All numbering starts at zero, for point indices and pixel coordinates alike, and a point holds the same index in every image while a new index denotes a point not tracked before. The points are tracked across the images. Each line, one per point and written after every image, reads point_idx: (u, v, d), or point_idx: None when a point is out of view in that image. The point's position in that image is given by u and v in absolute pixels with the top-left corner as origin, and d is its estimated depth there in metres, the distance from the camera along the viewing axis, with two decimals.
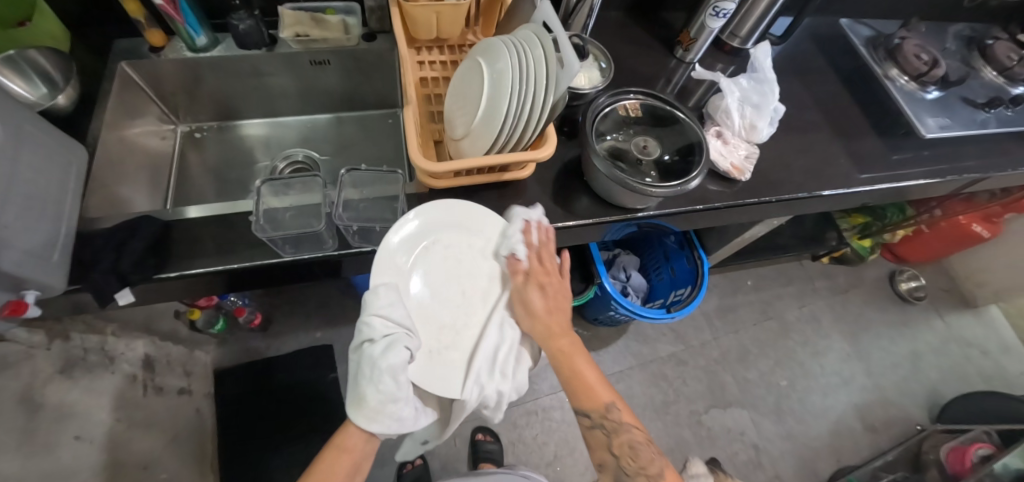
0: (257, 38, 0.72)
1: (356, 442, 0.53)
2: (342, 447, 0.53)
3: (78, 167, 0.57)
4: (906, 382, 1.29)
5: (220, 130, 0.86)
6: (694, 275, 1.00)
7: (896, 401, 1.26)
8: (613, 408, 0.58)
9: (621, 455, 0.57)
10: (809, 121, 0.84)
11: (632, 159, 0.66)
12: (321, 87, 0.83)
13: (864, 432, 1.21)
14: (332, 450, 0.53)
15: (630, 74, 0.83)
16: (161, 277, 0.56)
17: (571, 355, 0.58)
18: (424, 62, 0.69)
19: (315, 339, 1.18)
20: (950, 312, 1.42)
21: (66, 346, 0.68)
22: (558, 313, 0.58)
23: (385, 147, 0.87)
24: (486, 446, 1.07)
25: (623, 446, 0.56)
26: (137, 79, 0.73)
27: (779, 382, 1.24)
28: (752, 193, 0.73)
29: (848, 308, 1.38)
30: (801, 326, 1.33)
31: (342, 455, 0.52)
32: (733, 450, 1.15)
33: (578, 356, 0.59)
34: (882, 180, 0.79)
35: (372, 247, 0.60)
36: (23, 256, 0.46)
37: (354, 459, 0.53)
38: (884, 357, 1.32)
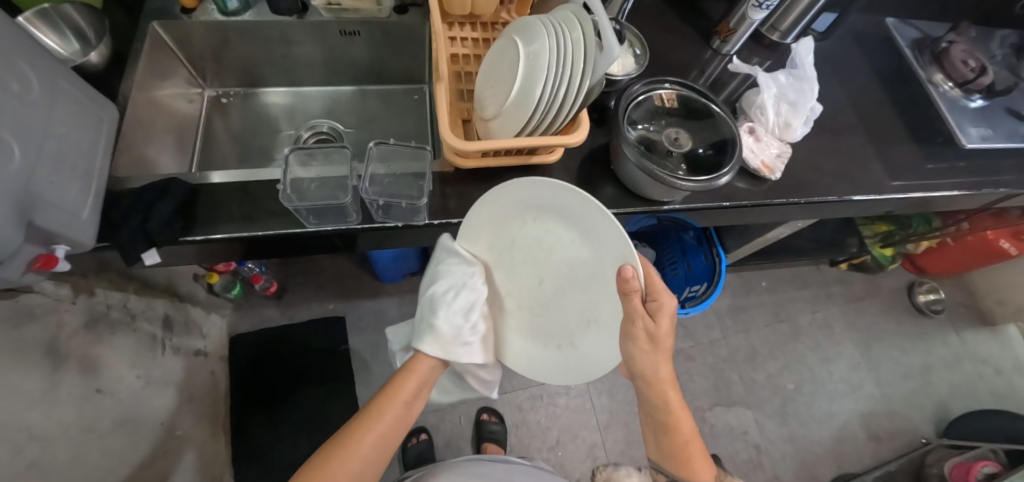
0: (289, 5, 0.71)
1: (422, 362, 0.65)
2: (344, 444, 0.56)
3: (109, 125, 0.58)
4: (913, 394, 1.28)
5: (246, 96, 0.86)
6: (710, 272, 1.00)
7: (902, 413, 1.25)
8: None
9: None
10: (845, 122, 0.82)
11: (662, 151, 0.64)
12: (349, 58, 0.82)
13: (867, 441, 1.20)
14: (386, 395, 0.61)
15: (663, 63, 0.81)
16: (187, 239, 0.56)
17: (680, 414, 0.58)
18: (457, 38, 0.68)
19: (327, 310, 1.19)
20: (966, 328, 1.40)
21: (89, 301, 0.70)
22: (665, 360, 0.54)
23: (410, 123, 0.87)
24: (490, 427, 1.08)
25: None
26: (168, 40, 0.72)
27: (786, 385, 1.24)
28: (781, 193, 0.72)
29: (862, 317, 1.36)
30: (812, 331, 1.32)
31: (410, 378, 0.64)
32: (734, 449, 1.16)
33: (686, 414, 0.58)
34: (914, 188, 0.77)
35: (395, 223, 0.59)
36: (55, 210, 0.47)
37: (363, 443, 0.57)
38: (894, 368, 1.30)
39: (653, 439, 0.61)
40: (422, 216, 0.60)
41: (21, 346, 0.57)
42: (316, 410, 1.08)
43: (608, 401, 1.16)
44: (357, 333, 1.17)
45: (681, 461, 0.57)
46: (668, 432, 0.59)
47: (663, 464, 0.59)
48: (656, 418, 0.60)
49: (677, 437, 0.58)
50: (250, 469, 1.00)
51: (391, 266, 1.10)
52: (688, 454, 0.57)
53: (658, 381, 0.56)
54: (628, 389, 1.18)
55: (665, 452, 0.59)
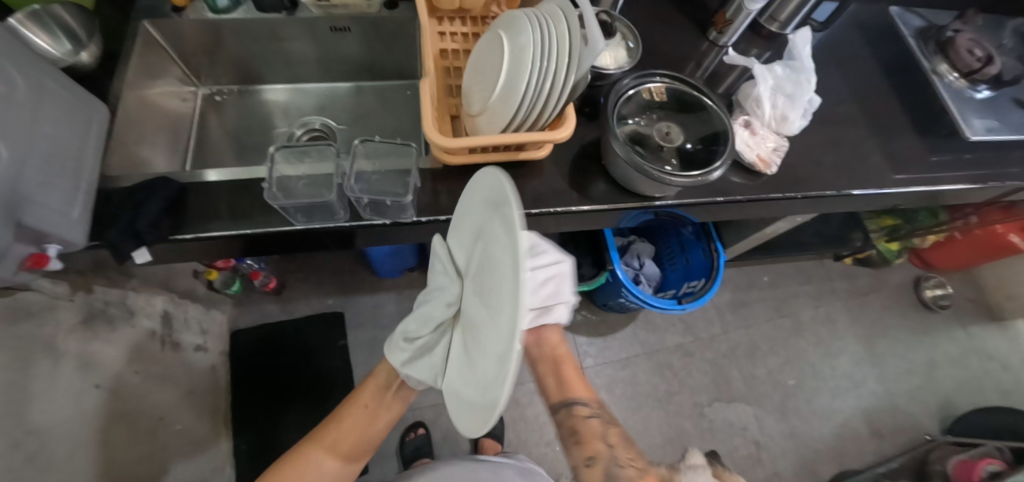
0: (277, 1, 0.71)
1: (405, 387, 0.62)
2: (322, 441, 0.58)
3: (99, 125, 0.58)
4: (918, 391, 1.26)
5: (240, 93, 0.86)
6: (709, 268, 0.98)
7: (906, 409, 1.23)
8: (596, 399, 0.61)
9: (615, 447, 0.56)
10: (845, 114, 0.80)
11: (653, 146, 0.63)
12: (341, 54, 0.82)
13: (869, 438, 1.19)
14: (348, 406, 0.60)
15: (658, 56, 0.79)
16: (176, 238, 0.57)
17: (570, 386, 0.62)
18: (445, 33, 0.67)
19: (326, 306, 1.20)
20: (974, 324, 1.37)
21: (88, 298, 0.71)
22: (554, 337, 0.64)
23: (403, 119, 0.86)
24: None
25: (615, 436, 0.58)
26: (160, 39, 0.73)
27: (787, 381, 1.23)
28: (776, 187, 0.70)
29: (866, 312, 1.34)
30: (815, 326, 1.30)
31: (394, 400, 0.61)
32: (733, 445, 1.15)
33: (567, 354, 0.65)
34: (916, 182, 0.75)
35: (383, 220, 0.59)
36: (44, 210, 0.48)
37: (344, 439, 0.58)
38: (898, 363, 1.28)
39: (567, 441, 0.58)
40: (409, 213, 0.60)
41: (18, 342, 0.58)
42: (315, 404, 1.09)
43: (606, 396, 1.16)
44: (356, 328, 1.18)
45: (561, 371, 0.63)
46: (547, 353, 0.64)
47: (558, 395, 0.61)
48: (537, 350, 0.64)
49: (553, 356, 0.64)
50: (251, 462, 1.02)
51: (388, 262, 1.10)
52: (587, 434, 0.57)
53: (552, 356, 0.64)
54: (626, 384, 1.18)
55: (553, 376, 0.63)
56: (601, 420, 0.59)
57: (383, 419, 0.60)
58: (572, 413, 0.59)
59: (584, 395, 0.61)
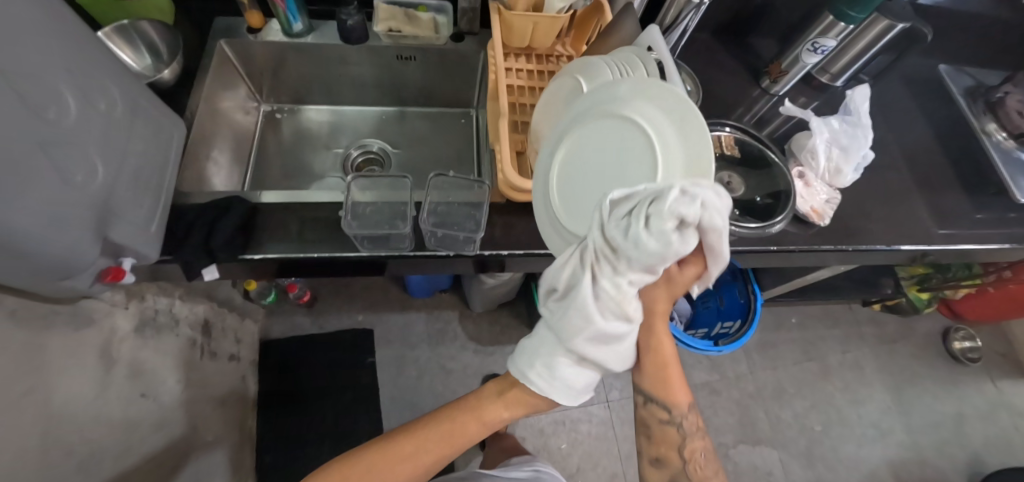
0: (360, 35, 0.73)
1: (491, 410, 0.52)
2: (479, 417, 0.52)
3: (178, 142, 0.60)
4: (946, 445, 1.24)
5: (297, 113, 0.88)
6: (744, 310, 0.98)
7: (933, 462, 1.21)
8: (690, 414, 0.51)
9: (687, 463, 0.51)
10: (895, 168, 0.81)
11: None
12: (402, 81, 0.83)
13: None
14: (439, 421, 0.53)
15: (712, 100, 0.81)
16: (246, 257, 0.57)
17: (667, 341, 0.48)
18: (512, 68, 0.70)
19: (356, 321, 1.19)
20: (1002, 379, 1.36)
21: (141, 306, 0.71)
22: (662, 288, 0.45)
23: (455, 145, 0.88)
24: None
25: (693, 452, 0.51)
26: (233, 57, 0.75)
27: (813, 426, 1.21)
28: (828, 239, 0.70)
29: (894, 359, 1.32)
30: (842, 371, 1.28)
31: (472, 422, 0.52)
32: None
33: (671, 339, 0.48)
34: (966, 240, 0.75)
35: (446, 252, 0.60)
36: (124, 224, 0.49)
37: (477, 431, 0.53)
38: (926, 415, 1.26)
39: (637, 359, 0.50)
40: (474, 246, 0.60)
41: (77, 350, 0.59)
42: (339, 421, 1.08)
43: (631, 430, 1.14)
44: (385, 345, 1.17)
45: (665, 382, 0.49)
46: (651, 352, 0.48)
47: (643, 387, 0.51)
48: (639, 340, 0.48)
49: (661, 361, 0.49)
50: (273, 476, 1.01)
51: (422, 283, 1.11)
52: (667, 373, 0.49)
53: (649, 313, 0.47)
54: None
55: (646, 370, 0.50)
56: (681, 431, 0.51)
57: (466, 435, 0.53)
58: (649, 412, 0.51)
59: (679, 401, 0.50)
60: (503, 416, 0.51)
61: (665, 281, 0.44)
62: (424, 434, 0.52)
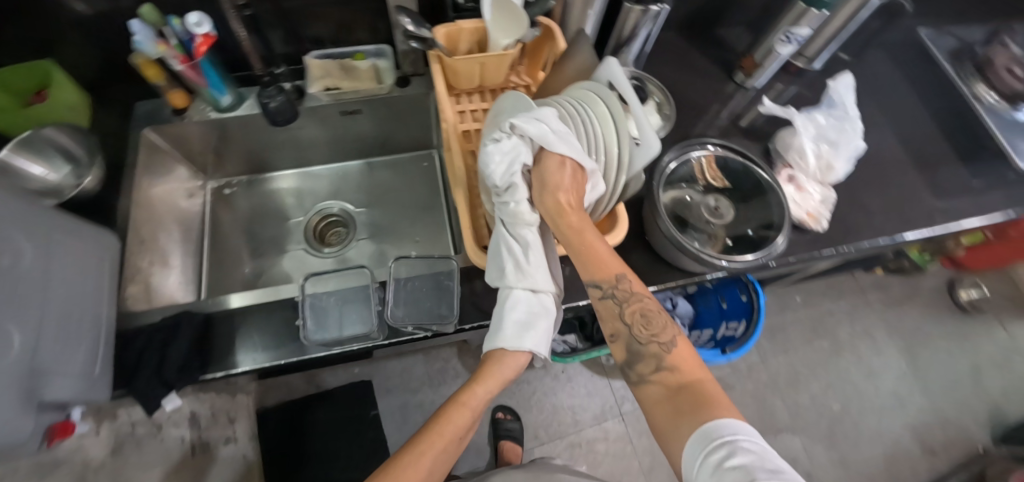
0: (287, 114, 0.65)
1: (471, 388, 0.48)
2: (463, 402, 0.48)
3: (111, 259, 0.54)
4: (966, 401, 1.22)
5: (249, 183, 0.81)
6: (748, 310, 0.94)
7: (956, 422, 1.19)
8: (624, 280, 0.47)
9: (633, 323, 0.46)
10: (886, 150, 0.76)
11: (701, 223, 0.60)
12: (353, 134, 0.77)
13: (922, 456, 1.16)
14: (431, 434, 0.46)
15: (685, 106, 0.75)
16: (205, 378, 0.52)
17: (593, 238, 0.48)
18: (465, 110, 0.63)
19: (353, 375, 1.20)
20: (1013, 323, 1.34)
21: (112, 426, 0.66)
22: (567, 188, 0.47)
23: (422, 190, 0.82)
24: (506, 425, 1.09)
25: (635, 312, 0.46)
26: (163, 143, 0.68)
27: (832, 406, 1.19)
28: (828, 243, 0.66)
29: (904, 322, 1.30)
30: (854, 343, 1.26)
31: (458, 409, 0.48)
32: None
33: (591, 231, 0.48)
34: (972, 217, 0.71)
35: (423, 332, 0.54)
36: (61, 379, 0.44)
37: (469, 415, 0.48)
38: (942, 374, 1.25)
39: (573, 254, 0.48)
40: (453, 323, 0.54)
41: None
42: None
43: (650, 442, 1.11)
44: (385, 394, 1.19)
45: (590, 256, 0.47)
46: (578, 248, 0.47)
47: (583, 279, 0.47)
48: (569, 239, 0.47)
49: (590, 248, 0.47)
50: None
51: None
52: (596, 253, 0.47)
53: (560, 211, 0.47)
54: None
55: (576, 255, 0.47)
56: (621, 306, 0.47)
57: (451, 428, 0.47)
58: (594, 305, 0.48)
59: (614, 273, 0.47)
60: (486, 390, 0.47)
61: (540, 183, 0.48)
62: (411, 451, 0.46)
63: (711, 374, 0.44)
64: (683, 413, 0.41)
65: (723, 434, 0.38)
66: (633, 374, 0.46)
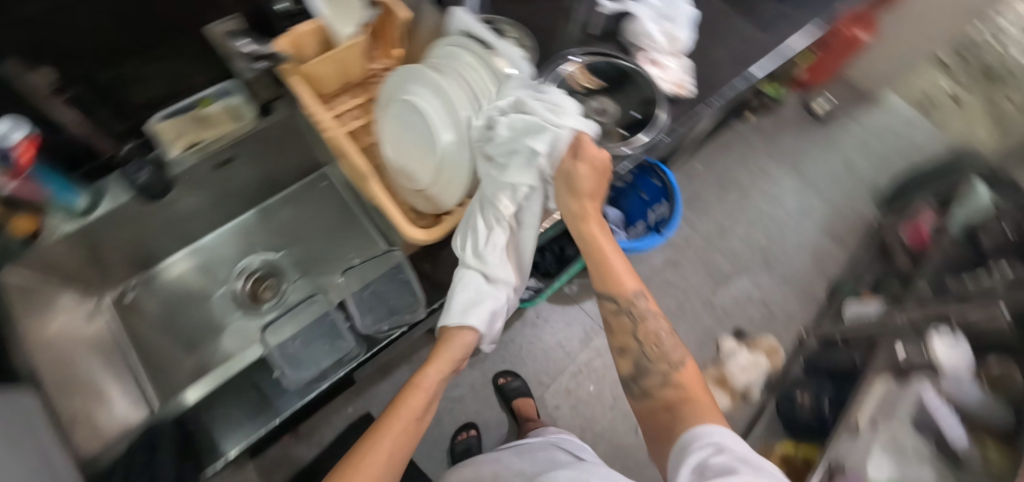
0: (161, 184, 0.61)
1: (422, 374, 0.51)
2: (418, 387, 0.50)
3: (35, 413, 0.48)
4: (849, 190, 1.46)
5: (148, 280, 0.75)
6: (665, 190, 1.04)
7: (849, 209, 1.43)
8: (638, 297, 0.52)
9: (643, 342, 0.51)
10: (715, 7, 0.85)
11: (595, 125, 0.65)
12: (235, 185, 0.73)
13: (837, 246, 1.37)
14: (383, 429, 0.47)
15: (539, 28, 0.78)
16: (207, 474, 0.49)
17: (607, 248, 0.53)
18: (340, 113, 0.62)
19: (347, 416, 1.15)
20: (858, 114, 1.59)
21: None
22: (597, 179, 0.49)
23: (332, 211, 0.80)
24: (511, 385, 1.12)
25: (648, 334, 0.51)
26: (35, 276, 0.59)
27: (760, 240, 1.36)
28: (700, 103, 0.74)
29: (785, 148, 1.50)
30: (756, 182, 1.44)
31: (412, 394, 0.50)
32: (749, 315, 1.24)
33: (607, 240, 0.53)
34: (796, 38, 0.83)
35: (400, 328, 0.55)
36: None
37: (426, 398, 0.50)
38: (826, 177, 1.47)
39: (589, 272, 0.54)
40: (422, 306, 0.55)
41: None
42: None
43: None
44: None
45: (608, 271, 0.52)
46: (586, 243, 0.53)
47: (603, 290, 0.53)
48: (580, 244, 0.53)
49: (597, 252, 0.53)
50: None
51: None
52: (606, 263, 0.53)
53: (575, 219, 0.52)
54: None
55: (596, 272, 0.53)
56: (632, 317, 0.52)
57: (405, 415, 0.48)
58: (605, 308, 0.54)
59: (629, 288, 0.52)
60: (433, 374, 0.51)
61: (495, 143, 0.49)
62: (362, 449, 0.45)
63: (711, 399, 0.48)
64: (671, 429, 0.46)
65: (698, 440, 0.42)
66: (637, 389, 0.51)
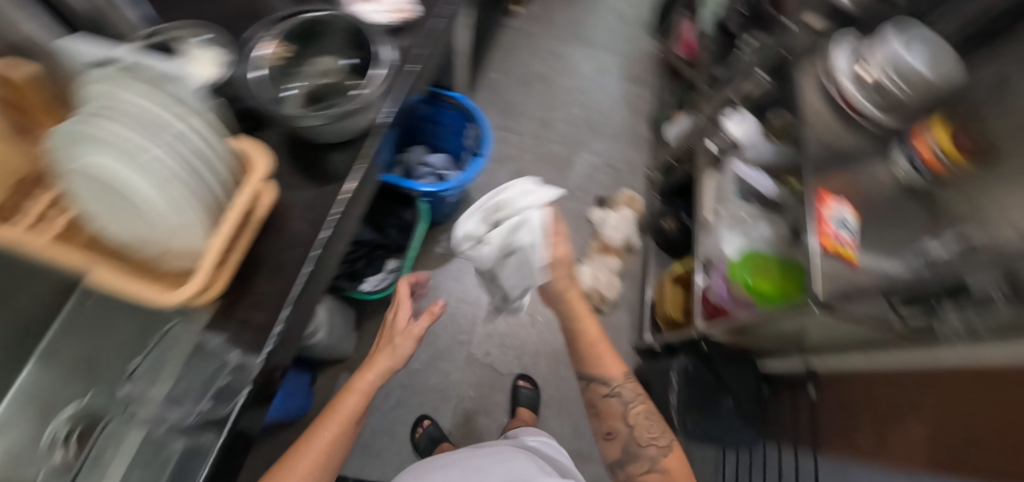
0: None
1: (364, 377, 0.68)
2: (354, 388, 0.67)
3: None
4: (622, 36, 1.58)
5: None
6: (464, 114, 1.03)
7: (630, 52, 1.56)
8: (624, 382, 0.76)
9: (632, 424, 0.74)
10: None
11: (334, 90, 0.57)
12: None
13: (637, 87, 1.50)
14: (325, 421, 0.63)
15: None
16: None
17: (602, 343, 0.77)
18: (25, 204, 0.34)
19: None
20: None
21: None
22: (580, 306, 0.76)
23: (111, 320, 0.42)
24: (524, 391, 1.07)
25: (636, 413, 0.75)
26: None
27: (578, 112, 1.42)
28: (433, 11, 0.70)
29: (557, 25, 1.56)
30: (550, 64, 1.48)
31: (349, 394, 0.66)
32: (601, 180, 1.33)
33: (602, 346, 0.77)
34: None
35: (241, 390, 0.41)
36: None
37: (360, 397, 0.66)
38: (601, 34, 1.57)
39: (575, 355, 0.80)
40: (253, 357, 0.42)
41: None
42: None
43: None
44: None
45: (597, 359, 0.77)
46: (578, 335, 0.78)
47: (587, 373, 0.78)
48: (572, 341, 0.79)
49: (587, 341, 0.77)
50: None
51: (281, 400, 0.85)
52: (596, 351, 0.77)
53: (579, 337, 0.78)
54: None
55: (584, 351, 0.78)
56: (622, 399, 0.76)
57: (348, 405, 0.65)
58: (593, 392, 0.78)
59: (613, 375, 0.76)
60: (369, 377, 0.68)
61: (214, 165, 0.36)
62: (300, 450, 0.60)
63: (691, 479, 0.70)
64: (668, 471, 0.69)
65: None
66: (623, 470, 0.73)
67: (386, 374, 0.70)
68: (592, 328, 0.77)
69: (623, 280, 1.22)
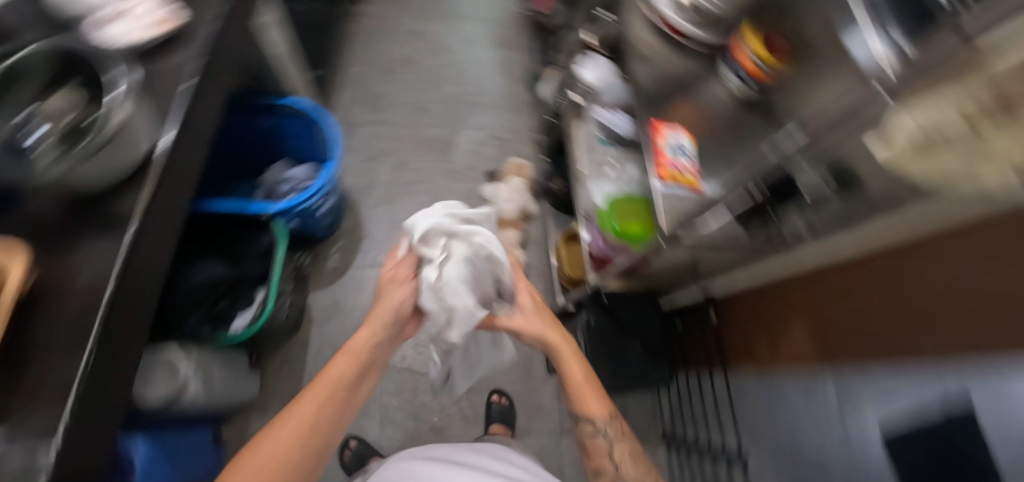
0: None
1: (354, 337, 0.70)
2: (347, 350, 0.68)
3: None
4: (483, 1, 1.53)
5: None
6: (307, 117, 0.95)
7: (494, 16, 1.51)
8: (609, 422, 0.70)
9: (619, 465, 0.67)
10: None
11: (80, 128, 0.50)
12: None
13: (507, 51, 1.46)
14: (318, 384, 0.63)
15: None
16: None
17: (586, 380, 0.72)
18: None
19: None
20: None
21: None
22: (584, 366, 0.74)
23: None
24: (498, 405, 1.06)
25: (621, 455, 0.67)
26: None
27: (451, 88, 1.37)
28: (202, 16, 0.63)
29: (412, 2, 1.49)
30: (412, 45, 1.41)
31: (341, 356, 0.68)
32: (488, 153, 1.30)
33: (581, 377, 0.72)
34: None
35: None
36: None
37: (350, 362, 0.67)
38: (460, 2, 1.51)
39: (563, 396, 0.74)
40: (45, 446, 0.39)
41: None
42: None
43: None
44: None
45: (583, 397, 0.71)
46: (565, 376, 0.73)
47: (576, 412, 0.72)
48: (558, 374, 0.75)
49: (580, 382, 0.72)
50: None
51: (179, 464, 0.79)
52: (581, 390, 0.72)
53: (576, 387, 0.72)
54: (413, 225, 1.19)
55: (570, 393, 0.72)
56: (608, 438, 0.69)
57: (344, 377, 0.65)
58: (582, 429, 0.71)
59: (594, 413, 0.70)
60: (364, 337, 0.70)
61: None
62: (290, 415, 0.59)
63: None
64: None
65: None
66: None
67: (378, 333, 0.71)
68: (575, 368, 0.73)
69: (526, 250, 1.21)
